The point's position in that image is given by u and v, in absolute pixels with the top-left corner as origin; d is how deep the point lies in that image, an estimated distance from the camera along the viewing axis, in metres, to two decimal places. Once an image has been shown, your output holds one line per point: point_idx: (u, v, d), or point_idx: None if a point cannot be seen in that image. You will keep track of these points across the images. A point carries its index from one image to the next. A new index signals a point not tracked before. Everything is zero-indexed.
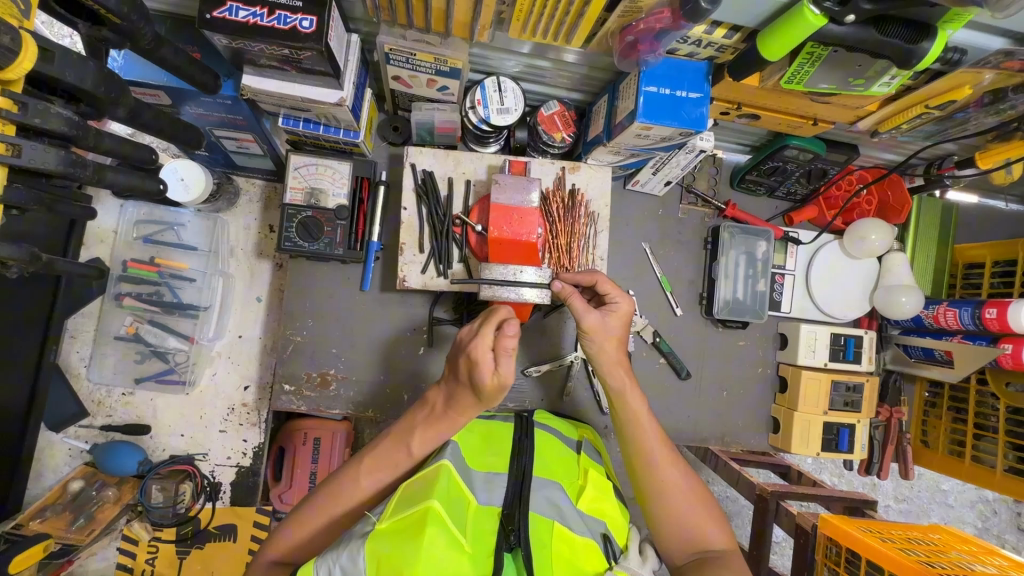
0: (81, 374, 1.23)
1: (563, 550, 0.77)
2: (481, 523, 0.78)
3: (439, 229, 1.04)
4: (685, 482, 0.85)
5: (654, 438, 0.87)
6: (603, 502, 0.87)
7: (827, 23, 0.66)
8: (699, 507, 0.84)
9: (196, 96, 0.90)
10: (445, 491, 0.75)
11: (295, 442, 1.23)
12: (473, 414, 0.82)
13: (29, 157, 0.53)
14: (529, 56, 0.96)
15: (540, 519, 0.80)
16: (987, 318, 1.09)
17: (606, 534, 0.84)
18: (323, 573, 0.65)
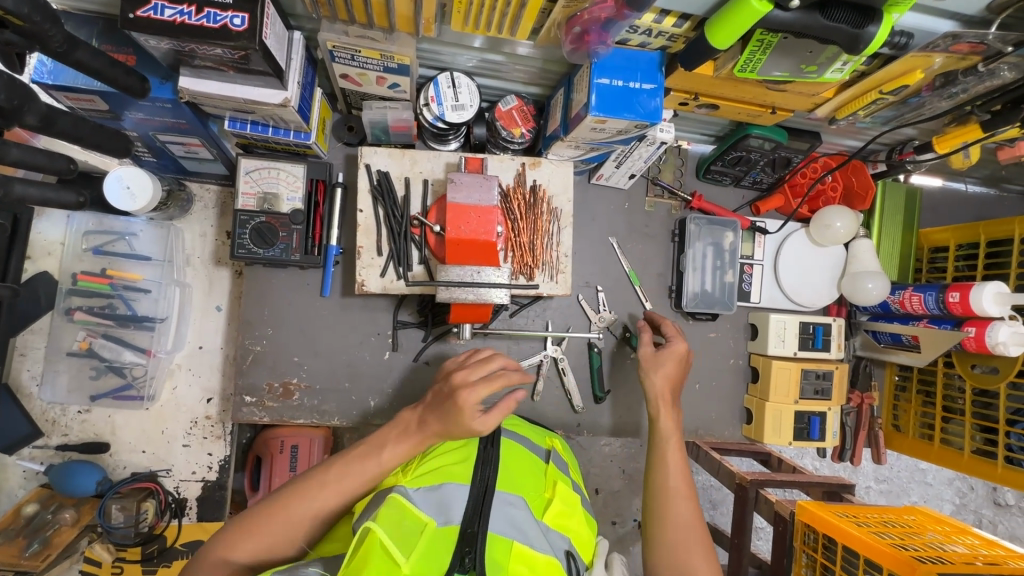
0: (33, 393, 1.19)
1: (519, 570, 0.72)
2: (434, 541, 0.71)
3: (398, 231, 1.01)
4: (692, 520, 0.84)
5: (676, 469, 0.89)
6: (568, 518, 0.84)
7: (772, 10, 0.65)
8: (696, 544, 0.81)
9: (133, 101, 0.87)
10: (389, 523, 0.71)
11: (272, 451, 1.21)
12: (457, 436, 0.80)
13: None
14: (481, 50, 0.94)
15: (497, 538, 0.75)
16: (951, 302, 1.10)
17: (570, 551, 0.80)
18: None
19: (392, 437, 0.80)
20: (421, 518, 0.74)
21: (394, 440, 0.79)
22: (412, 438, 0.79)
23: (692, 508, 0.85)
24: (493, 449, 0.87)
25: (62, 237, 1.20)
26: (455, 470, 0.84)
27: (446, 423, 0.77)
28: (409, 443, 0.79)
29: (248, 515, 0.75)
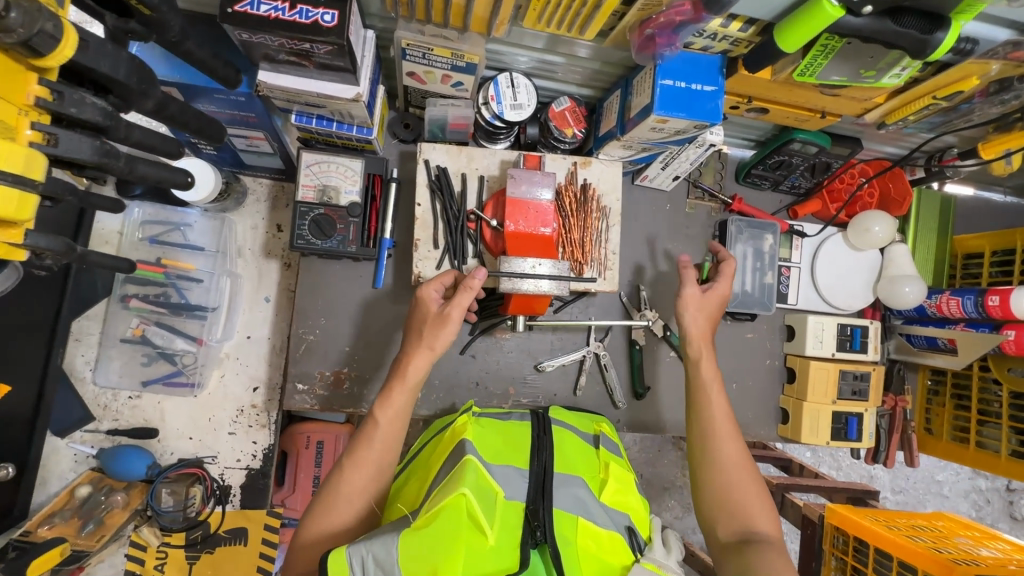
0: (86, 377, 1.21)
1: (588, 544, 0.77)
2: (508, 513, 0.77)
3: (454, 225, 1.04)
4: (754, 482, 0.88)
5: (729, 436, 0.91)
6: (626, 495, 0.87)
7: (845, 15, 0.68)
8: (759, 504, 0.86)
9: (210, 93, 0.90)
10: (472, 486, 0.75)
11: (298, 446, 1.28)
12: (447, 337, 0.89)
13: (65, 147, 0.53)
14: (542, 51, 0.97)
15: (563, 514, 0.79)
16: (990, 305, 1.12)
17: (630, 526, 0.84)
18: (357, 564, 0.66)
19: (379, 403, 0.85)
20: (493, 487, 0.78)
21: (387, 405, 0.85)
22: (400, 384, 0.86)
23: (751, 472, 0.88)
24: (547, 436, 0.90)
25: (120, 226, 1.23)
26: (511, 454, 0.87)
27: (420, 320, 0.90)
28: (401, 395, 0.86)
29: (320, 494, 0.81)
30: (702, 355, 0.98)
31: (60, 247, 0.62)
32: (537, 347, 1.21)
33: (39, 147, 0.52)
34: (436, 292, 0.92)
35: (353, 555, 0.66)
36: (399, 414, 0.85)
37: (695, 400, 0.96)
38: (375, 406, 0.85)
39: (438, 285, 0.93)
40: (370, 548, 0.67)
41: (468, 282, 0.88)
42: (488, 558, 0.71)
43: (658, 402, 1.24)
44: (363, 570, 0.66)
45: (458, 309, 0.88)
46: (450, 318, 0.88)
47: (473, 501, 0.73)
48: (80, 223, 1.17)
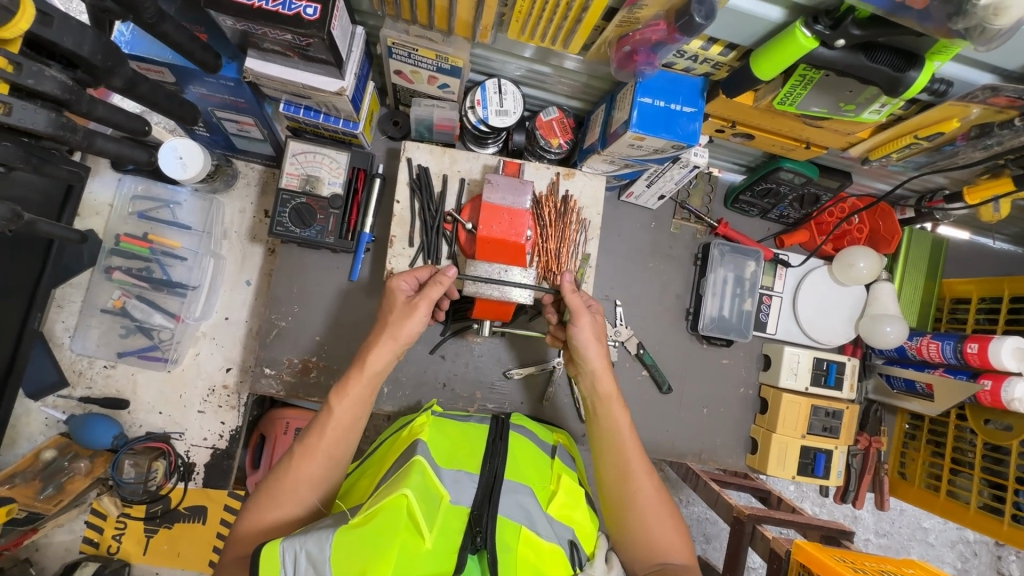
0: (64, 344, 1.23)
1: (526, 554, 0.74)
2: (451, 517, 0.75)
3: (431, 224, 1.04)
4: (668, 514, 0.87)
5: (641, 469, 0.88)
6: (574, 510, 0.84)
7: (818, 46, 0.67)
8: (675, 534, 0.86)
9: (200, 76, 0.92)
10: (416, 488, 0.73)
11: (277, 431, 1.27)
12: (414, 327, 0.87)
13: (18, 116, 0.51)
14: (530, 60, 0.98)
15: (508, 523, 0.77)
16: (969, 352, 1.10)
17: (573, 541, 0.81)
18: (289, 555, 0.65)
19: (336, 393, 0.85)
20: (438, 490, 0.76)
21: (344, 395, 0.85)
22: (359, 373, 0.86)
23: (666, 503, 0.88)
24: (501, 440, 0.88)
25: (111, 199, 1.26)
26: (459, 460, 0.85)
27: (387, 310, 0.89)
28: (358, 384, 0.85)
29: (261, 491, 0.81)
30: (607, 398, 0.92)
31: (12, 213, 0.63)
32: (508, 353, 1.21)
33: None
34: (408, 285, 0.92)
35: (287, 549, 0.65)
36: (356, 403, 0.85)
37: (602, 438, 0.91)
38: (332, 396, 0.85)
39: (411, 277, 0.93)
40: (303, 544, 0.65)
41: (438, 276, 0.88)
42: (422, 563, 0.69)
43: None
44: (295, 565, 0.64)
45: (426, 301, 0.88)
46: (419, 308, 0.87)
47: (415, 503, 0.71)
48: (66, 198, 1.16)
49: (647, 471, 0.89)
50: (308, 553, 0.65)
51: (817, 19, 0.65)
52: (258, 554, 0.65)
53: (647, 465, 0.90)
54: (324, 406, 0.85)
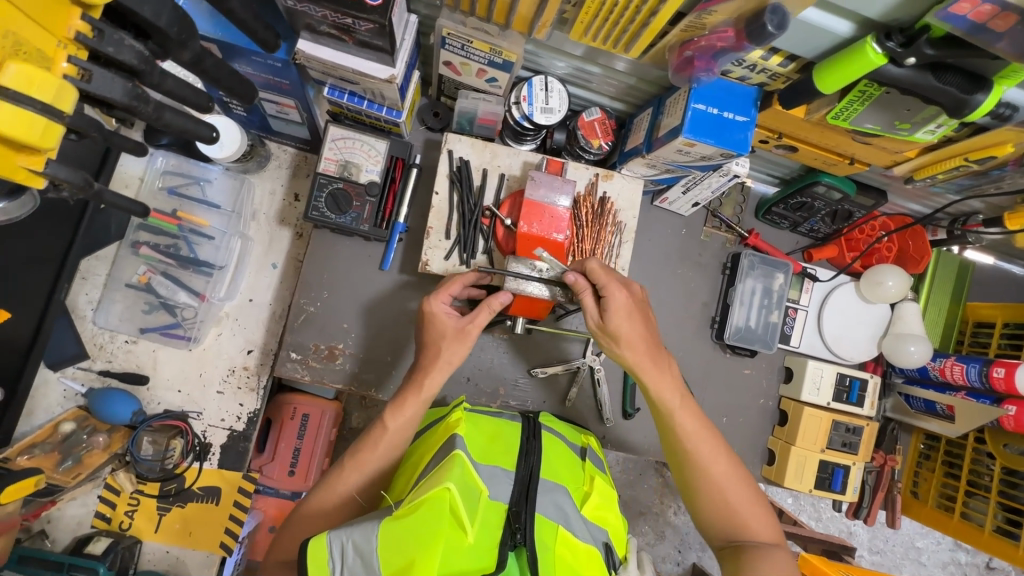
0: (87, 317, 1.22)
1: (563, 552, 0.78)
2: (490, 513, 0.78)
3: (469, 218, 1.04)
4: (749, 495, 0.88)
5: (718, 451, 0.88)
6: (607, 512, 0.88)
7: (886, 64, 0.67)
8: (757, 515, 0.87)
9: (247, 54, 0.90)
10: (458, 481, 0.75)
11: (283, 416, 1.33)
12: (460, 351, 0.88)
13: (97, 83, 0.55)
14: (580, 59, 0.98)
15: (545, 521, 0.80)
16: (994, 376, 1.10)
17: (607, 542, 0.84)
18: (337, 545, 0.68)
19: (391, 409, 0.88)
20: (479, 485, 0.78)
21: (399, 412, 0.87)
22: (415, 394, 0.87)
23: (745, 484, 0.88)
24: (536, 440, 0.89)
25: (142, 173, 1.24)
26: (496, 454, 0.87)
27: (436, 335, 0.89)
28: (413, 405, 0.87)
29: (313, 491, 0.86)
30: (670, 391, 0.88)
31: (79, 181, 0.63)
32: (532, 351, 1.21)
33: (74, 80, 0.54)
34: (446, 306, 0.91)
35: (334, 540, 0.68)
36: (409, 422, 0.87)
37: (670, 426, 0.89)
38: (389, 411, 0.88)
39: (446, 296, 0.91)
40: (350, 535, 0.69)
41: (491, 301, 0.89)
42: (466, 556, 0.73)
43: (646, 425, 1.23)
44: (342, 556, 0.68)
45: (476, 327, 0.89)
46: (471, 335, 0.88)
47: (457, 497, 0.73)
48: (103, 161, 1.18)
49: (725, 454, 0.89)
50: (355, 544, 0.68)
51: (889, 36, 0.66)
52: (306, 547, 0.68)
53: (722, 447, 0.89)
54: (380, 421, 0.88)
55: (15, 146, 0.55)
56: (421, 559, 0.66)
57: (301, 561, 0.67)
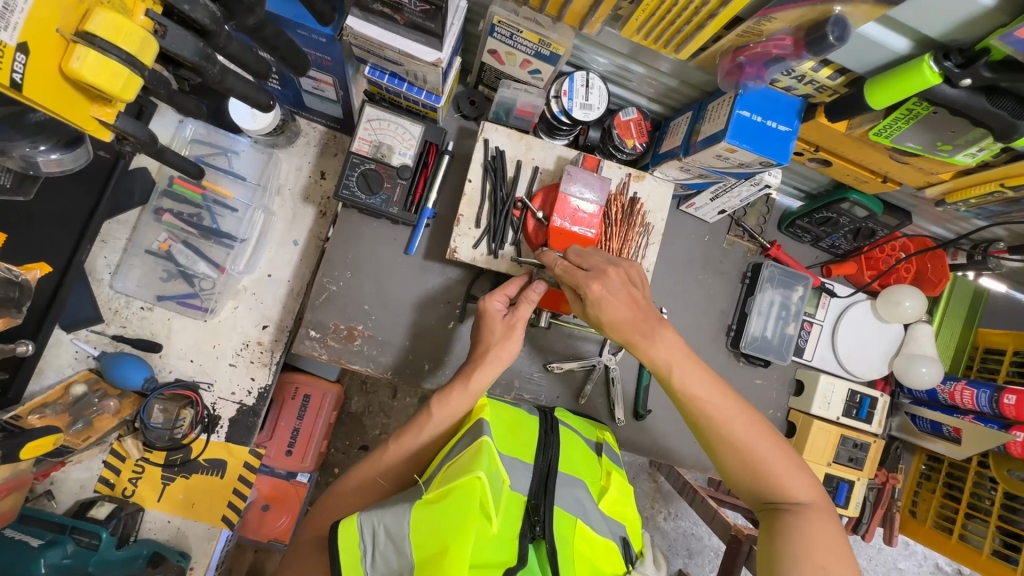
0: (104, 280, 1.20)
1: (583, 547, 0.82)
2: (512, 504, 0.81)
3: (500, 208, 1.03)
4: (784, 453, 0.84)
5: (743, 414, 0.84)
6: (624, 507, 0.93)
7: (941, 83, 0.68)
8: (796, 472, 0.82)
9: (294, 28, 0.89)
10: (488, 471, 0.75)
11: (286, 395, 1.38)
12: (512, 347, 0.92)
13: (171, 39, 0.56)
14: (624, 57, 0.98)
15: (565, 515, 0.83)
16: (1005, 403, 1.11)
17: (624, 537, 0.89)
18: (367, 528, 0.70)
19: (438, 399, 0.92)
20: (503, 474, 0.80)
21: (445, 403, 0.91)
22: (462, 388, 0.91)
23: (779, 442, 0.84)
24: (554, 434, 0.91)
25: (169, 139, 1.22)
26: (517, 444, 0.89)
27: (486, 332, 0.93)
28: (459, 400, 0.91)
29: (349, 478, 0.91)
30: (675, 367, 0.84)
31: (144, 137, 0.65)
32: (548, 346, 1.21)
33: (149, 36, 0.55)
34: (497, 303, 0.95)
35: (365, 523, 0.70)
36: (449, 416, 0.92)
37: (684, 400, 0.85)
38: (434, 402, 0.92)
39: (501, 295, 0.95)
40: (381, 519, 0.70)
41: (529, 294, 0.92)
42: (491, 544, 0.75)
43: (655, 428, 1.24)
44: (373, 540, 0.69)
45: (521, 322, 0.92)
46: (517, 329, 0.92)
47: (486, 486, 0.73)
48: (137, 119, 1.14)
49: (750, 416, 0.84)
50: (386, 530, 0.70)
51: (948, 55, 0.66)
52: (339, 524, 0.70)
53: (746, 410, 0.85)
54: (424, 411, 0.93)
55: (90, 95, 0.57)
56: (453, 546, 0.67)
57: (332, 540, 0.69)
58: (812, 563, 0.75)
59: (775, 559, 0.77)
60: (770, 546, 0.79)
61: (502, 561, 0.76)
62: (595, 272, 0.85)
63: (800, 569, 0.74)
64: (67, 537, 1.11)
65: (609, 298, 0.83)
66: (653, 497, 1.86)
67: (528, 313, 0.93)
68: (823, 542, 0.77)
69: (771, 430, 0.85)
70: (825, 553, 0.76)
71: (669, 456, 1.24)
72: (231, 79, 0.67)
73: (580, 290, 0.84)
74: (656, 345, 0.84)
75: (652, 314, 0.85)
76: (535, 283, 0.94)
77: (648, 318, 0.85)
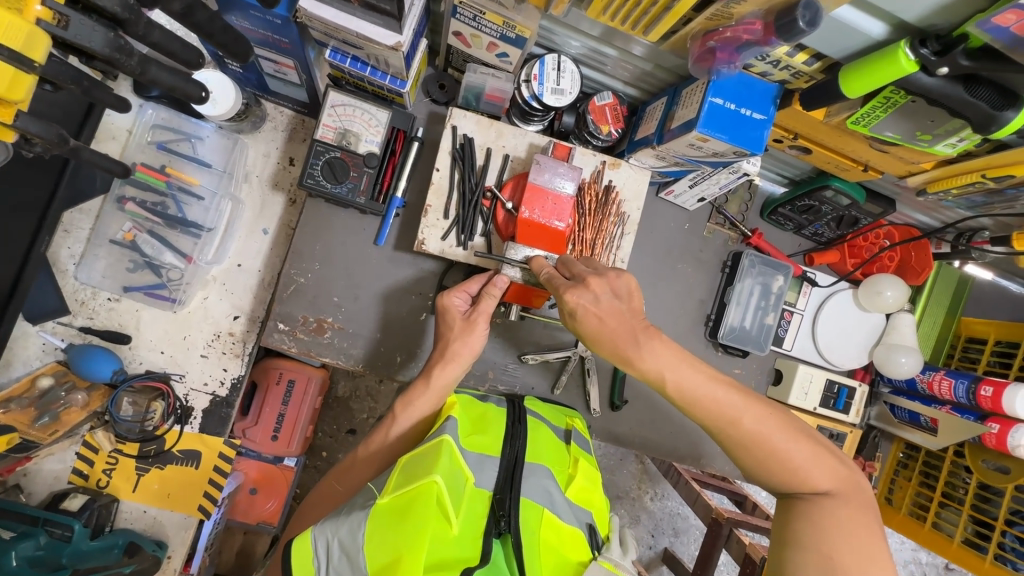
0: (69, 271, 1.18)
1: (549, 537, 0.81)
2: (476, 501, 0.81)
3: (468, 198, 1.00)
4: (802, 445, 0.77)
5: (753, 412, 0.77)
6: (590, 494, 0.94)
7: (918, 71, 0.65)
8: (817, 463, 0.76)
9: (246, 8, 0.84)
10: (445, 472, 0.75)
11: (269, 380, 1.35)
12: (476, 343, 0.91)
13: (75, 31, 0.53)
14: (596, 40, 0.93)
15: (531, 505, 0.83)
16: (981, 394, 1.11)
17: (591, 524, 0.89)
18: (321, 542, 0.69)
19: (402, 402, 0.91)
20: (465, 471, 0.81)
21: (408, 404, 0.90)
22: (424, 388, 0.90)
23: (794, 433, 0.78)
24: (521, 425, 0.91)
25: (130, 125, 1.19)
26: (481, 439, 0.88)
27: (446, 328, 0.92)
28: (421, 398, 0.90)
29: (321, 480, 0.92)
30: (665, 367, 0.78)
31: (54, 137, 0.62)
32: (524, 337, 1.19)
33: (48, 28, 0.51)
34: (459, 300, 0.94)
35: (319, 538, 0.70)
36: (415, 413, 0.90)
37: (687, 405, 0.80)
38: (398, 404, 0.91)
39: (462, 291, 0.94)
40: (336, 533, 0.70)
41: (491, 288, 0.90)
42: (450, 542, 0.75)
43: (633, 417, 1.23)
44: (328, 556, 0.69)
45: (483, 317, 0.91)
46: (478, 324, 0.91)
47: (444, 488, 0.73)
48: (87, 117, 1.09)
49: (762, 411, 0.78)
50: (340, 543, 0.69)
51: (924, 42, 0.63)
52: (291, 548, 0.69)
53: (755, 405, 0.78)
54: (390, 412, 0.92)
55: None
56: (405, 556, 0.67)
57: (286, 560, 0.69)
58: (821, 553, 0.70)
59: (785, 546, 0.73)
60: (783, 534, 0.75)
61: (464, 560, 0.74)
62: (576, 283, 0.82)
63: (807, 561, 0.70)
64: (39, 529, 1.11)
65: (594, 312, 0.79)
66: (639, 478, 1.86)
67: (492, 308, 0.92)
68: (839, 531, 0.71)
69: (787, 420, 0.79)
70: (840, 545, 0.70)
71: (646, 447, 1.23)
72: (155, 70, 0.64)
73: (559, 300, 0.83)
74: (646, 359, 0.79)
75: (638, 324, 0.80)
76: (498, 277, 0.92)
77: (632, 329, 0.80)
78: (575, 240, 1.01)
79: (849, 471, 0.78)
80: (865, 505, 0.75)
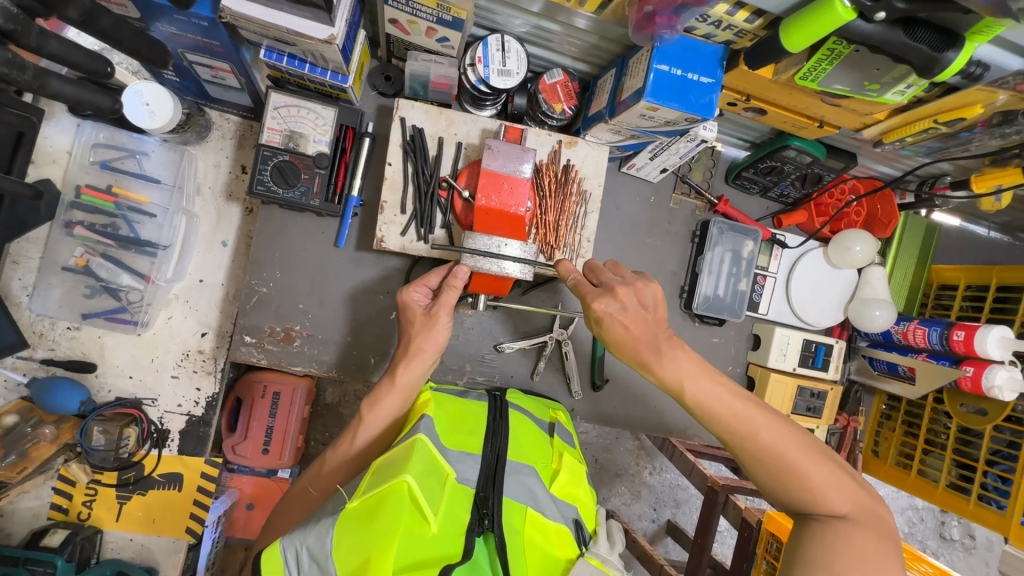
0: (23, 303, 1.15)
1: (534, 534, 0.80)
2: (457, 494, 0.80)
3: (424, 190, 0.98)
4: (822, 466, 0.77)
5: (772, 426, 0.78)
6: (576, 488, 0.91)
7: (856, 19, 0.63)
8: (836, 485, 0.76)
9: (167, 11, 0.81)
10: (418, 474, 0.74)
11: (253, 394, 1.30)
12: (443, 335, 0.90)
13: None
14: (538, 16, 0.90)
15: (513, 505, 0.82)
16: (954, 339, 1.11)
17: (577, 519, 0.87)
18: (291, 552, 0.68)
19: (370, 403, 0.89)
20: (444, 469, 0.80)
21: (375, 404, 0.89)
22: (390, 387, 0.88)
23: (813, 453, 0.78)
24: (503, 420, 0.90)
25: (70, 146, 1.16)
26: (461, 435, 0.87)
27: (408, 323, 0.91)
28: (391, 397, 0.89)
29: (294, 488, 0.91)
30: (660, 348, 0.82)
31: None
32: (499, 326, 1.18)
33: None
34: (420, 295, 0.92)
35: (288, 548, 0.69)
36: (388, 412, 0.89)
37: (702, 416, 0.82)
38: (364, 405, 0.89)
39: (422, 285, 0.93)
40: (304, 541, 0.69)
41: (452, 280, 0.89)
42: (427, 541, 0.73)
43: (616, 395, 1.22)
44: (298, 564, 0.68)
45: (445, 310, 0.89)
46: (439, 317, 0.89)
47: (415, 488, 0.73)
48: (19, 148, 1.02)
49: (782, 428, 0.79)
50: (309, 551, 0.68)
51: None
52: (259, 558, 0.68)
53: (774, 422, 0.79)
54: (357, 416, 0.90)
55: None
56: (376, 559, 0.66)
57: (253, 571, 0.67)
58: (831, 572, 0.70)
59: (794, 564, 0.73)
60: (794, 552, 0.75)
61: (445, 557, 0.74)
62: (604, 291, 0.84)
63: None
64: (21, 568, 1.09)
65: (622, 319, 0.81)
66: (637, 454, 1.87)
67: (455, 298, 0.90)
68: (852, 555, 0.71)
69: (807, 440, 0.79)
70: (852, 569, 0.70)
71: (632, 424, 1.23)
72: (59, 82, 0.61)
73: (588, 307, 0.85)
74: (666, 368, 0.81)
75: (661, 333, 0.83)
76: (457, 268, 0.90)
77: (655, 338, 0.82)
78: (535, 224, 1.00)
79: (870, 498, 0.77)
80: (882, 534, 0.74)
